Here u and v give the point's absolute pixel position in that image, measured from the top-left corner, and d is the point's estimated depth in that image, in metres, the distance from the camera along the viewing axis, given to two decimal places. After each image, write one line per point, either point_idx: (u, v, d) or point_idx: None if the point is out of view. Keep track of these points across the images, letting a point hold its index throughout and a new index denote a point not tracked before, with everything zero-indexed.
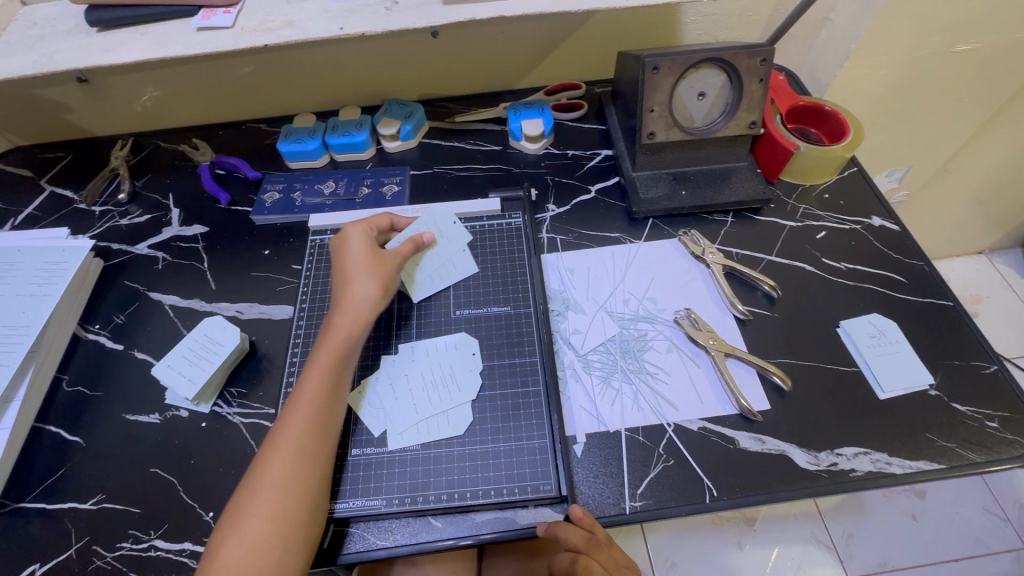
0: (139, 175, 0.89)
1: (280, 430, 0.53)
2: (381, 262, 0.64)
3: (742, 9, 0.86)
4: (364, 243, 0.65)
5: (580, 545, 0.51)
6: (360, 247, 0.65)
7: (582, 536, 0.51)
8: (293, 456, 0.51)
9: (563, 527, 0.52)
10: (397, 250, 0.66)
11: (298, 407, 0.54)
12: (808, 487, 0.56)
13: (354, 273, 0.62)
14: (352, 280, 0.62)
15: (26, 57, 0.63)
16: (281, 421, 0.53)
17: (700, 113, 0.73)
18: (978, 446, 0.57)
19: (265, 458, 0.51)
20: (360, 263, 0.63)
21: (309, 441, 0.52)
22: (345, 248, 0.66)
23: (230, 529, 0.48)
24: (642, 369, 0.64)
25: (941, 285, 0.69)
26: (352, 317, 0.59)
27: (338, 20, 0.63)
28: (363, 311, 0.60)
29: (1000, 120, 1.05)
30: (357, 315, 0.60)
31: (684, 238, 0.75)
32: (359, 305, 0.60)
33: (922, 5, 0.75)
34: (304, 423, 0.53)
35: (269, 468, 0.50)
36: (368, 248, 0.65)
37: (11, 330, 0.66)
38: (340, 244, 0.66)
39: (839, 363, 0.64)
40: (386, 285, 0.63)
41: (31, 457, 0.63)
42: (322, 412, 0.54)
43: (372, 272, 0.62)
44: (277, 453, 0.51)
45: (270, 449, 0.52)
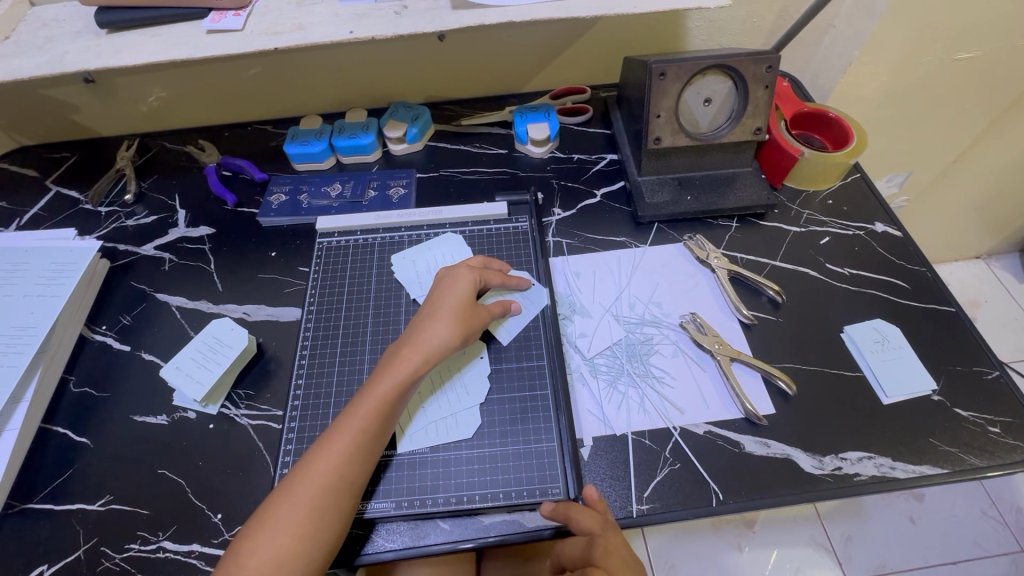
0: (145, 175, 0.89)
1: (322, 449, 0.52)
2: (471, 310, 0.61)
3: (747, 15, 0.87)
4: (464, 282, 0.62)
5: (594, 520, 0.51)
6: (457, 285, 0.62)
7: (597, 520, 0.51)
8: (329, 476, 0.50)
9: (579, 511, 0.52)
10: (490, 309, 0.63)
11: (344, 429, 0.53)
12: (813, 491, 0.57)
13: (443, 312, 0.60)
14: (435, 318, 0.60)
15: (36, 58, 0.63)
16: (325, 441, 0.52)
17: (706, 118, 0.74)
18: (980, 451, 0.58)
19: (301, 473, 0.50)
20: (448, 305, 0.60)
21: (347, 468, 0.51)
22: (444, 283, 0.63)
23: (256, 536, 0.47)
24: (648, 373, 0.65)
25: (943, 291, 0.70)
26: (421, 356, 0.57)
27: (347, 24, 0.63)
28: (435, 354, 0.58)
29: (1000, 127, 1.06)
30: (427, 357, 0.57)
31: (689, 243, 0.75)
32: (431, 346, 0.58)
33: (925, 13, 0.76)
34: (348, 446, 0.52)
35: (305, 483, 0.50)
36: (464, 287, 0.62)
37: (19, 331, 0.66)
38: (445, 278, 0.63)
39: (843, 368, 0.64)
40: (464, 335, 0.60)
41: (39, 458, 0.63)
42: (367, 438, 0.53)
43: (457, 317, 0.60)
44: (314, 471, 0.50)
45: (309, 466, 0.51)
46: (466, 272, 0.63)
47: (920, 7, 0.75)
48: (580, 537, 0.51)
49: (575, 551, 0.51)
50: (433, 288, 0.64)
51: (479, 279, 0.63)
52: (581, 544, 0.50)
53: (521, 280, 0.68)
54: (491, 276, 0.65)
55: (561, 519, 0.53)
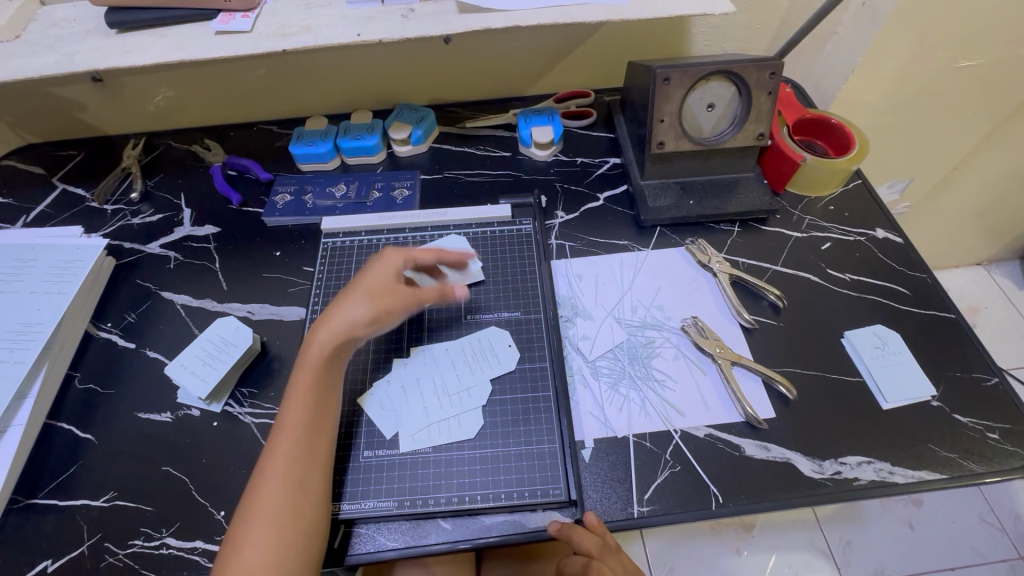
0: (151, 174, 0.89)
1: (269, 459, 0.52)
2: (391, 288, 0.60)
3: (750, 21, 0.88)
4: (379, 263, 0.61)
5: (594, 544, 0.52)
6: (378, 265, 0.61)
7: (596, 542, 0.52)
8: (286, 474, 0.51)
9: (578, 531, 0.52)
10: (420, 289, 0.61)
11: (282, 434, 0.53)
12: (812, 494, 0.57)
13: (354, 292, 0.59)
14: (346, 299, 0.59)
15: (47, 57, 0.64)
16: (268, 451, 0.52)
17: (709, 123, 0.75)
18: (979, 457, 0.59)
19: (256, 488, 0.50)
20: (357, 286, 0.60)
21: (297, 461, 0.52)
22: (365, 266, 0.62)
23: (232, 553, 0.48)
24: (649, 376, 0.65)
25: (943, 297, 0.70)
26: (335, 338, 0.57)
27: (355, 26, 0.64)
28: (350, 333, 0.57)
29: (1001, 135, 1.07)
30: (343, 338, 0.57)
31: (690, 247, 0.76)
32: (351, 326, 0.57)
33: (928, 21, 0.76)
34: (291, 447, 0.52)
35: (262, 496, 0.50)
36: (384, 267, 0.61)
37: (26, 327, 0.66)
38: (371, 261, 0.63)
39: (844, 373, 0.65)
40: (382, 307, 0.58)
41: (44, 454, 0.63)
42: (307, 433, 0.53)
43: (373, 295, 0.59)
44: (267, 482, 0.50)
45: (259, 480, 0.51)
46: (386, 253, 0.63)
47: (923, 15, 0.75)
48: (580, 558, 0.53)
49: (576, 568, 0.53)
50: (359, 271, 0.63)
51: (404, 257, 0.62)
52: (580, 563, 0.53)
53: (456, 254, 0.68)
54: (419, 255, 0.64)
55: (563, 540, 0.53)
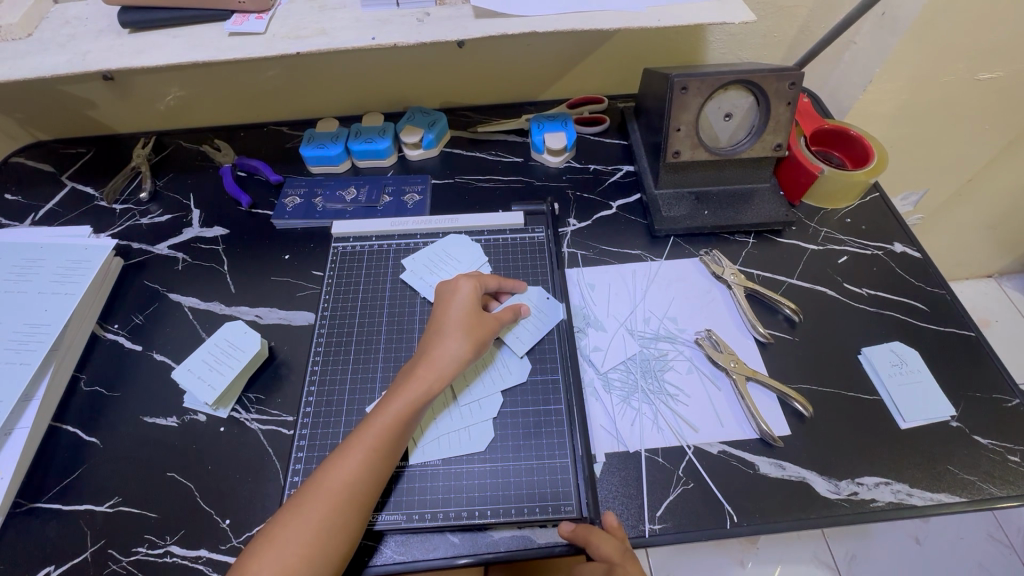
0: (160, 174, 0.89)
1: (332, 467, 0.51)
2: (479, 322, 0.61)
3: (767, 30, 0.87)
4: (472, 296, 0.62)
5: (614, 549, 0.50)
6: (458, 298, 0.62)
7: (617, 548, 0.50)
8: (342, 491, 0.50)
9: (599, 537, 0.51)
10: (498, 315, 0.63)
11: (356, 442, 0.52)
12: (828, 515, 0.56)
13: (452, 326, 0.60)
14: (444, 333, 0.59)
15: (58, 55, 0.63)
16: (336, 456, 0.52)
17: (726, 133, 0.74)
18: (1000, 481, 0.57)
19: (312, 486, 0.50)
20: (455, 320, 0.60)
21: (360, 483, 0.50)
22: (447, 296, 0.63)
23: (264, 550, 0.46)
24: (662, 390, 0.64)
25: (964, 315, 0.69)
26: (436, 374, 0.56)
27: (369, 30, 0.63)
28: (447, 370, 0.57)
29: (1019, 147, 1.05)
30: (443, 374, 0.57)
31: (705, 258, 0.75)
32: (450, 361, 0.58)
33: (948, 33, 0.75)
34: (359, 460, 0.51)
35: (315, 497, 0.49)
36: (466, 298, 0.62)
37: (33, 328, 0.66)
38: (445, 292, 0.64)
39: (861, 391, 0.64)
40: (477, 347, 0.60)
41: (49, 456, 0.63)
42: (380, 454, 0.52)
43: (466, 330, 0.60)
44: (324, 489, 0.49)
45: (318, 482, 0.50)
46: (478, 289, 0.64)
47: (944, 26, 0.74)
48: (599, 563, 0.50)
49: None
50: (439, 302, 0.64)
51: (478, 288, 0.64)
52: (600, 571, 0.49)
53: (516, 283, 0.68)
54: (488, 282, 0.65)
55: (580, 541, 0.52)
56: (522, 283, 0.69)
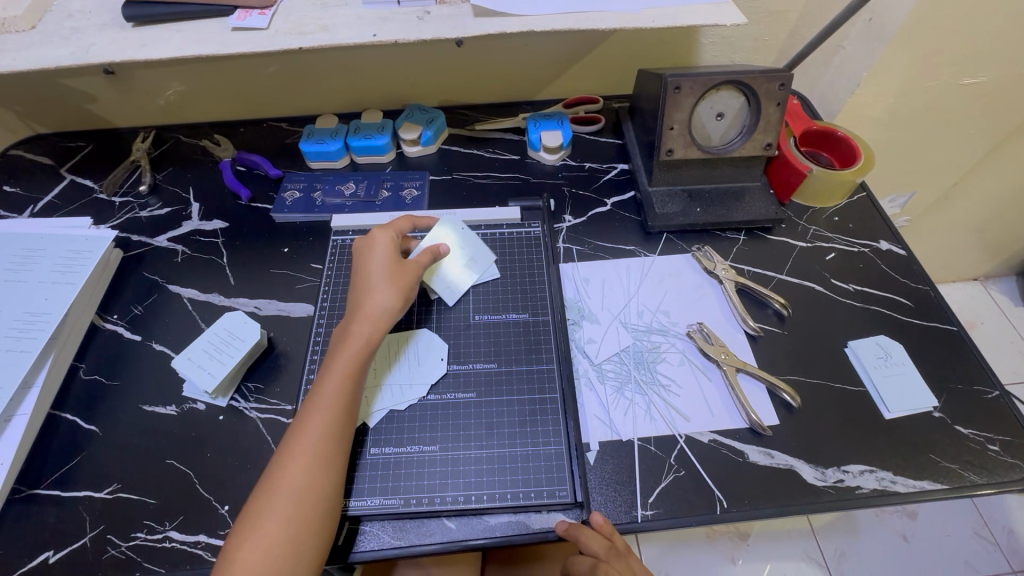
0: (160, 168, 0.90)
1: (293, 440, 0.52)
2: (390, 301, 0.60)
3: (759, 34, 0.89)
4: (382, 250, 0.64)
5: (602, 545, 0.52)
6: (367, 269, 0.63)
7: (604, 544, 0.52)
8: (311, 459, 0.51)
9: (586, 533, 0.53)
10: (418, 260, 0.66)
11: (308, 424, 0.52)
12: (814, 502, 0.57)
13: (377, 280, 0.62)
14: (362, 315, 0.59)
15: (62, 48, 0.64)
16: (295, 430, 0.53)
17: (717, 133, 0.76)
18: (979, 469, 0.59)
19: (272, 477, 0.50)
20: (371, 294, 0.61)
21: (326, 447, 0.52)
22: (366, 250, 0.65)
23: (248, 528, 0.48)
24: (655, 381, 0.66)
25: (946, 310, 0.71)
26: (372, 323, 0.59)
27: (370, 27, 0.65)
28: (382, 318, 0.59)
29: (1003, 151, 1.08)
30: (377, 321, 0.59)
31: (697, 254, 0.76)
32: (379, 312, 0.59)
33: (932, 39, 0.77)
34: (319, 437, 0.52)
35: (278, 483, 0.49)
36: (386, 252, 0.64)
37: (33, 317, 0.67)
38: (362, 247, 0.65)
39: (848, 382, 0.65)
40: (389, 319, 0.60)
41: (48, 443, 0.63)
42: (336, 421, 0.53)
43: (392, 282, 0.62)
44: (294, 457, 0.51)
45: (285, 452, 0.51)
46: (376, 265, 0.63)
47: (928, 32, 0.76)
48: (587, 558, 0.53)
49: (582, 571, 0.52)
50: (357, 258, 0.65)
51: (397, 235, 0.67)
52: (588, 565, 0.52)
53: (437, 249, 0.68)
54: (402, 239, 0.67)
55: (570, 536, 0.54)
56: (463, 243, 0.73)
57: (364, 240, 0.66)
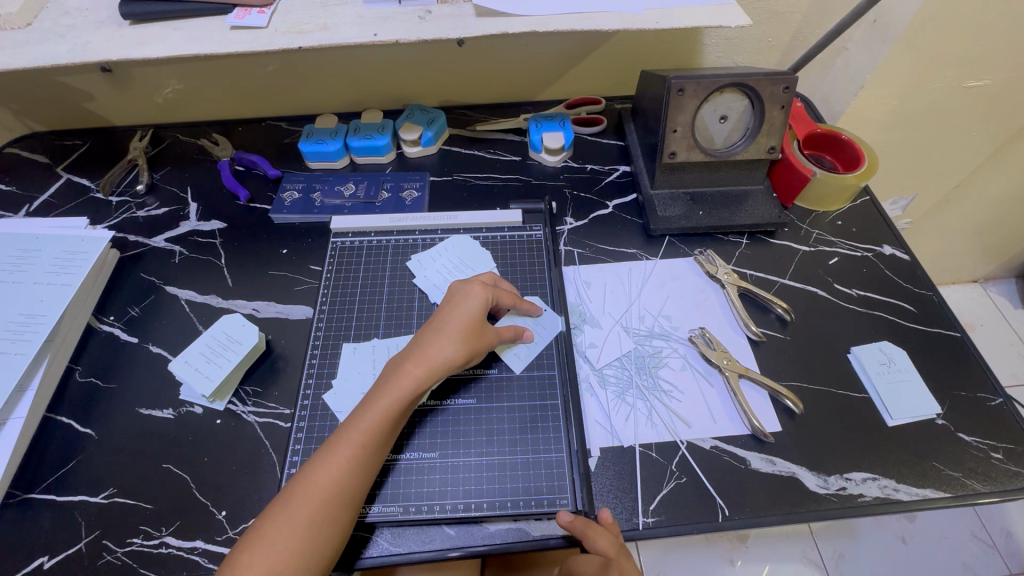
0: (157, 167, 0.89)
1: (318, 468, 0.51)
2: (450, 359, 0.57)
3: (762, 35, 0.88)
4: (475, 301, 0.61)
5: (610, 544, 0.51)
6: (447, 316, 0.60)
7: (613, 542, 0.52)
8: (328, 491, 0.50)
9: (595, 530, 0.52)
10: (498, 331, 0.62)
11: (335, 454, 0.51)
12: (817, 510, 0.57)
13: (448, 331, 0.58)
14: (418, 362, 0.56)
15: (58, 45, 0.63)
16: (322, 457, 0.51)
17: (721, 135, 0.75)
18: (983, 476, 0.59)
19: (290, 498, 0.49)
20: (436, 348, 0.57)
21: (347, 482, 0.51)
22: (459, 294, 0.62)
23: (253, 547, 0.47)
24: (656, 386, 0.65)
25: (949, 316, 0.70)
26: (424, 371, 0.55)
27: (371, 26, 0.64)
28: (438, 369, 0.56)
29: (1005, 154, 1.07)
30: (431, 372, 0.56)
31: (699, 258, 0.76)
32: (436, 361, 0.56)
33: (937, 41, 0.77)
34: (341, 470, 0.51)
35: (296, 506, 0.49)
36: (477, 305, 0.60)
37: (29, 318, 0.66)
38: (457, 291, 0.62)
39: (850, 389, 0.65)
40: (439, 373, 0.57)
41: (43, 447, 0.62)
42: (365, 456, 0.52)
43: (463, 337, 0.58)
44: (311, 487, 0.50)
45: (306, 478, 0.50)
46: (456, 315, 0.60)
47: (932, 35, 0.76)
48: (596, 557, 0.51)
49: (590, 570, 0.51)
50: (446, 299, 0.62)
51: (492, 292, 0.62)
52: (596, 565, 0.51)
53: (533, 306, 0.67)
54: (502, 296, 0.64)
55: (577, 534, 0.53)
56: (538, 305, 0.68)
57: (462, 284, 0.63)
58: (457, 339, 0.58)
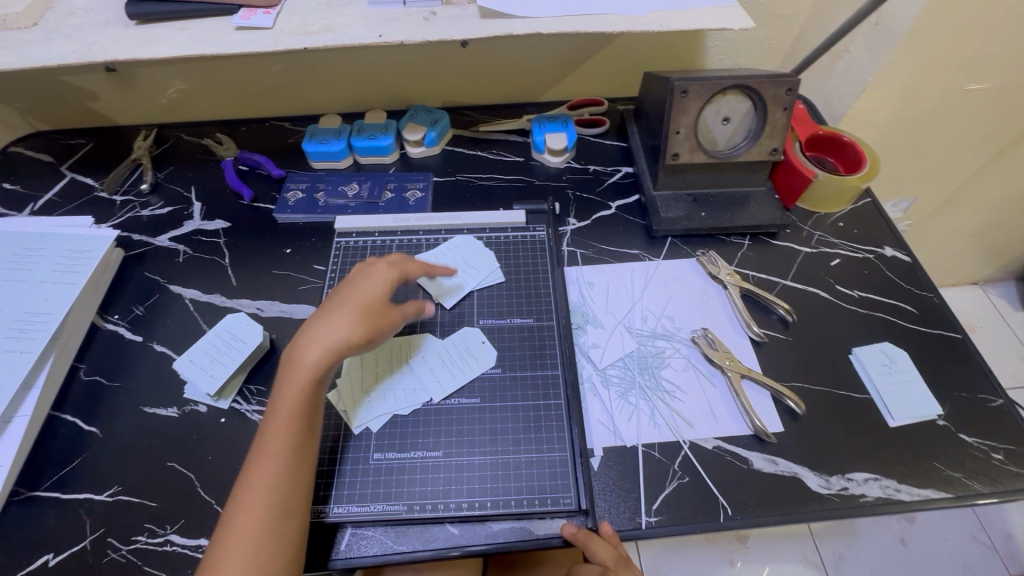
0: (161, 166, 0.89)
1: (252, 472, 0.50)
2: (350, 335, 0.56)
3: (764, 37, 0.89)
4: (374, 280, 0.61)
5: (610, 555, 0.52)
6: (350, 293, 0.59)
7: (612, 553, 0.52)
8: (266, 491, 0.49)
9: (595, 542, 0.53)
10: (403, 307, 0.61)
11: (263, 457, 0.50)
12: (819, 510, 0.57)
13: (340, 309, 0.57)
14: (315, 341, 0.55)
15: (65, 45, 0.63)
16: (251, 462, 0.50)
17: (724, 136, 0.76)
18: (983, 477, 0.59)
19: (232, 509, 0.48)
20: (329, 326, 0.56)
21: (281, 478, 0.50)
22: (358, 278, 0.61)
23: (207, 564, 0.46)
24: (659, 386, 0.65)
25: (950, 318, 0.71)
26: (321, 351, 0.54)
27: (376, 27, 0.64)
28: (333, 346, 0.55)
29: (1005, 157, 1.08)
30: (329, 351, 0.54)
31: (701, 259, 0.76)
32: (335, 340, 0.55)
33: (939, 44, 0.77)
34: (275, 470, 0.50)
35: (240, 514, 0.48)
36: (371, 284, 0.60)
37: (34, 317, 0.66)
38: (357, 276, 0.62)
39: (852, 390, 0.65)
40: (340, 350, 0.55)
41: (48, 445, 0.63)
42: (292, 450, 0.51)
43: (363, 310, 0.57)
44: (250, 492, 0.49)
45: (241, 486, 0.49)
46: (353, 293, 0.59)
47: (934, 38, 0.76)
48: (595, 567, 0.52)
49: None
50: (345, 283, 0.62)
51: (392, 270, 0.62)
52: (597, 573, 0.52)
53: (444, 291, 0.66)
54: (404, 270, 0.64)
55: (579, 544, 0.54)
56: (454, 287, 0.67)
57: (360, 269, 0.63)
58: (355, 315, 0.57)
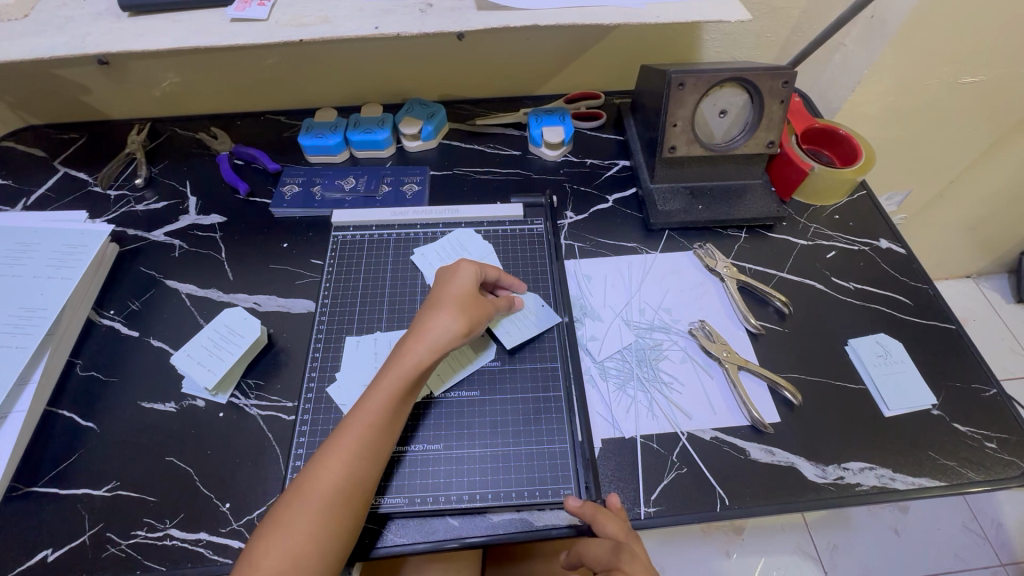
0: (155, 160, 0.88)
1: (331, 452, 0.51)
2: (452, 331, 0.56)
3: (760, 30, 0.89)
4: (465, 276, 0.61)
5: (620, 529, 0.52)
6: (444, 290, 0.60)
7: (622, 526, 0.52)
8: (341, 474, 0.50)
9: (606, 515, 0.53)
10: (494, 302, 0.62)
11: (344, 440, 0.51)
12: (815, 499, 0.58)
13: (445, 303, 0.58)
14: (419, 336, 0.56)
15: (56, 37, 0.62)
16: (332, 444, 0.51)
17: (720, 130, 0.75)
18: (977, 466, 0.60)
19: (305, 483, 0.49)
20: (432, 321, 0.57)
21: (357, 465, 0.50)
22: (446, 277, 0.62)
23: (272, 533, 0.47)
24: (657, 378, 0.66)
25: (945, 309, 0.71)
26: (428, 349, 0.55)
27: (372, 19, 0.64)
28: (440, 344, 0.56)
29: (999, 151, 1.09)
30: (435, 351, 0.55)
31: (698, 251, 0.76)
32: (440, 341, 0.55)
33: (934, 37, 0.77)
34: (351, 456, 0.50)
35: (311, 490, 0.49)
36: (467, 279, 0.61)
37: (29, 312, 0.66)
38: (447, 272, 0.63)
39: (847, 380, 0.66)
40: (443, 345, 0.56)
41: (45, 440, 0.62)
42: (373, 440, 0.52)
43: (460, 308, 0.58)
44: (326, 472, 0.49)
45: (320, 463, 0.50)
46: (448, 290, 0.60)
47: (929, 31, 0.76)
48: (605, 541, 0.52)
49: (601, 554, 0.51)
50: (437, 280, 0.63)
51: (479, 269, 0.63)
52: (607, 548, 0.51)
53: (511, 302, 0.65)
54: (489, 271, 0.65)
55: (587, 518, 0.53)
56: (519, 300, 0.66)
57: (445, 268, 0.64)
58: (456, 313, 0.57)
